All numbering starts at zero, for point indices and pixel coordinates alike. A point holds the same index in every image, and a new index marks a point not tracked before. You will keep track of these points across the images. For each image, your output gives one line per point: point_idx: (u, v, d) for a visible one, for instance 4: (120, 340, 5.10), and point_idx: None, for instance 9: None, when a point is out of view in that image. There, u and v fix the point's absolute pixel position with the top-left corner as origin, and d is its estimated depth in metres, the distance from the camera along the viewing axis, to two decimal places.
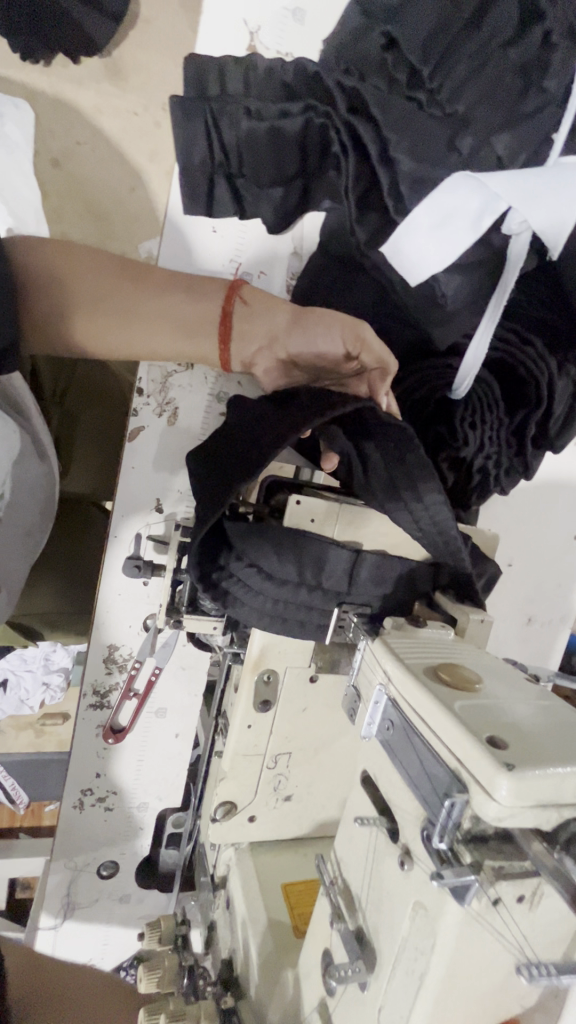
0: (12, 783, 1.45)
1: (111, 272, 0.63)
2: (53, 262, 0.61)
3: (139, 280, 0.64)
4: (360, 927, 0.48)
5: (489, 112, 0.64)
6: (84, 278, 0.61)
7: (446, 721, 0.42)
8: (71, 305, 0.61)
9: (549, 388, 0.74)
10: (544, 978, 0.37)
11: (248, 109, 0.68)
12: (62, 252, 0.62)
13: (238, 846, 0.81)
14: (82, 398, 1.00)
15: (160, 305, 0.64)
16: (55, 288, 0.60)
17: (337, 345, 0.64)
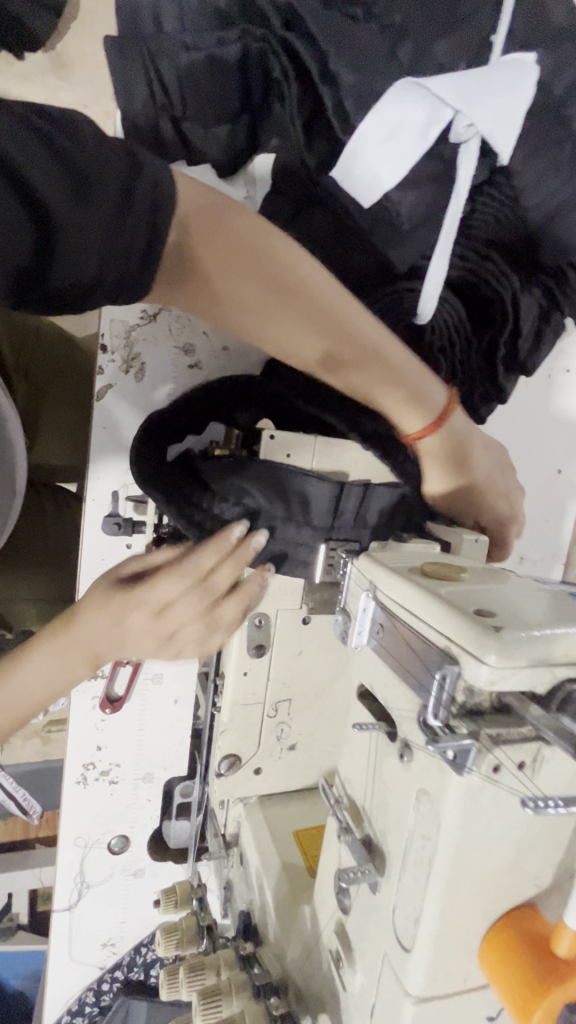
0: (23, 793, 1.42)
1: (280, 275, 0.50)
2: (207, 230, 0.46)
3: (303, 294, 0.51)
4: (368, 835, 0.47)
5: (425, 21, 0.62)
6: (238, 266, 0.48)
7: (432, 603, 0.42)
8: (201, 285, 0.49)
9: (514, 305, 0.75)
10: (550, 808, 0.34)
11: (186, 44, 0.67)
12: (219, 219, 0.47)
13: (246, 801, 0.80)
14: (48, 370, 0.98)
15: (308, 330, 0.53)
16: (222, 270, 0.48)
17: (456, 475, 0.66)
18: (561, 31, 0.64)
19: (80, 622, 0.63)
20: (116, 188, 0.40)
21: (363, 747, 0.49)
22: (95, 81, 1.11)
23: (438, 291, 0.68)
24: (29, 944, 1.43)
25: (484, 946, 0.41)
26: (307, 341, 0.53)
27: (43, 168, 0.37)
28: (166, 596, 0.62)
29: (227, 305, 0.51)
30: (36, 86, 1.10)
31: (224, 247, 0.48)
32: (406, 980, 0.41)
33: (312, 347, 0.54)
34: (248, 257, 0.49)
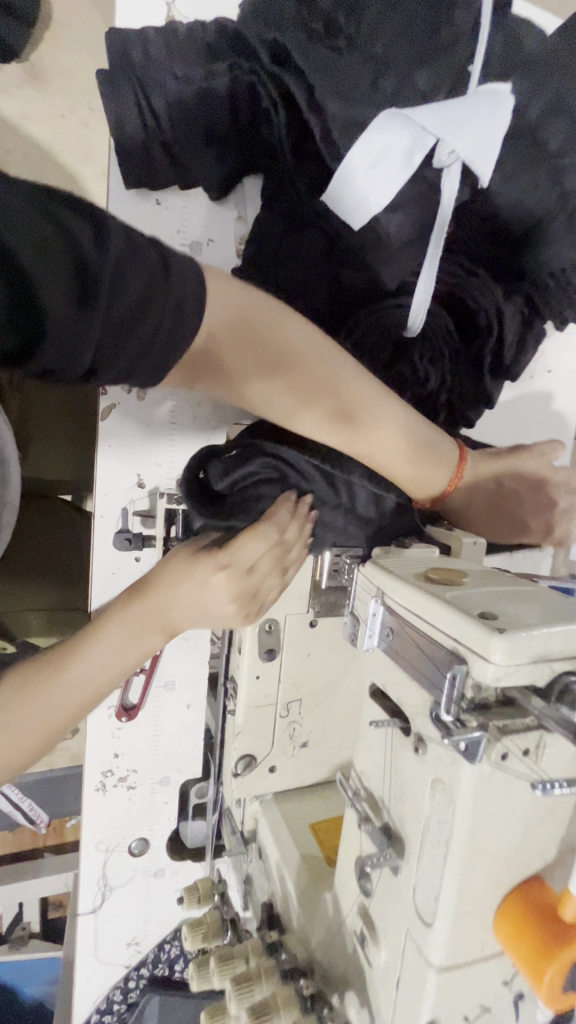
0: (30, 803, 1.44)
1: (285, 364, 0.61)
2: (229, 331, 0.58)
3: (304, 368, 0.62)
4: (387, 823, 0.51)
5: (405, 51, 0.66)
6: (251, 359, 0.60)
7: (439, 608, 0.45)
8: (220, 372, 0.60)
9: (498, 314, 0.78)
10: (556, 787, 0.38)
11: (176, 76, 0.70)
12: (234, 323, 0.58)
13: (263, 799, 0.83)
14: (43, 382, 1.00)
15: (312, 402, 0.63)
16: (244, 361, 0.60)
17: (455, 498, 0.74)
18: (534, 58, 0.68)
19: (152, 589, 0.66)
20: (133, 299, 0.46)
21: (379, 744, 0.53)
22: (73, 95, 1.12)
23: (427, 303, 0.72)
24: (43, 950, 1.46)
25: (498, 917, 0.45)
26: (312, 411, 0.64)
27: (51, 263, 0.41)
28: (253, 556, 0.64)
29: (250, 387, 0.62)
30: (14, 102, 1.10)
31: (244, 342, 0.59)
32: (428, 952, 0.45)
33: (316, 415, 0.65)
34: (261, 348, 0.60)
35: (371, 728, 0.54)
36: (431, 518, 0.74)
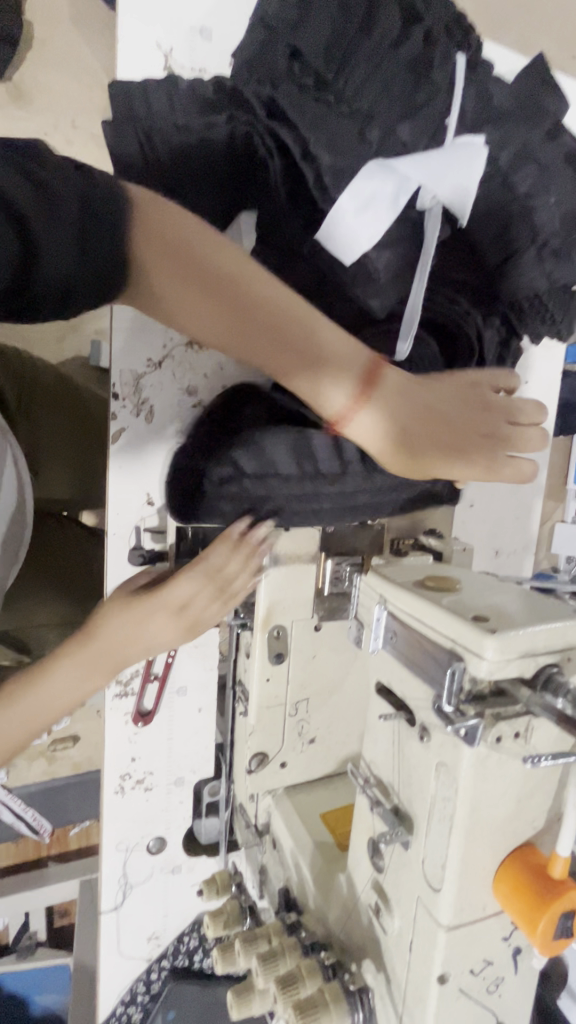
0: (33, 813, 1.47)
1: (222, 283, 0.56)
2: (157, 239, 0.52)
3: (245, 294, 0.57)
4: (396, 804, 0.57)
5: (388, 105, 0.72)
6: (182, 275, 0.54)
7: (438, 612, 0.52)
8: (151, 291, 0.54)
9: (479, 337, 0.84)
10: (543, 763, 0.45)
11: (178, 125, 0.76)
12: (163, 232, 0.53)
13: (275, 792, 0.89)
14: (50, 407, 1.05)
15: (258, 331, 0.58)
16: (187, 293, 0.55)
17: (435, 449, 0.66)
18: (501, 114, 0.76)
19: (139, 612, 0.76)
20: (77, 207, 0.46)
21: (388, 735, 0.59)
22: None
23: (414, 324, 0.76)
24: (52, 956, 1.49)
25: (497, 880, 0.51)
26: (256, 342, 0.58)
27: (12, 181, 0.44)
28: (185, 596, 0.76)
29: (185, 310, 0.56)
30: None
31: (174, 256, 0.53)
32: (438, 913, 0.52)
33: (261, 346, 0.58)
34: (209, 278, 0.55)
35: (379, 721, 0.60)
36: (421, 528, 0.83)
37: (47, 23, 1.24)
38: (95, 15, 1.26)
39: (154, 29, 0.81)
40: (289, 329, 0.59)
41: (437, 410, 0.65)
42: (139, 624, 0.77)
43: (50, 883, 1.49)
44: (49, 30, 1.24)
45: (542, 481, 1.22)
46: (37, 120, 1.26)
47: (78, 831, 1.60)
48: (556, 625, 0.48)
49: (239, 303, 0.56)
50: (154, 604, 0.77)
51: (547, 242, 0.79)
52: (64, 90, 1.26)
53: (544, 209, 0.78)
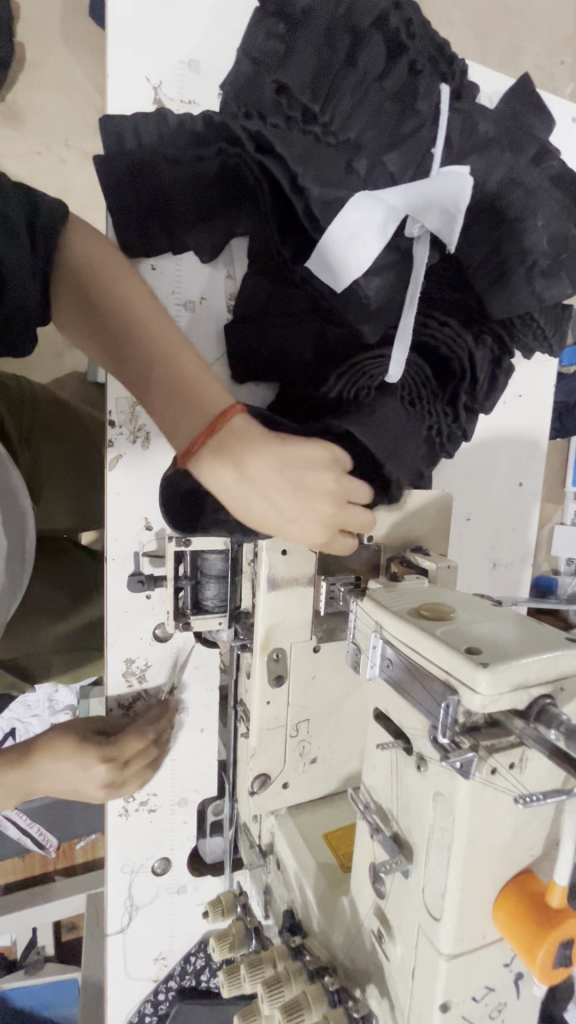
0: (38, 829, 1.49)
1: (137, 328, 0.63)
2: (91, 269, 0.63)
3: (159, 346, 0.63)
4: (396, 832, 0.58)
5: (375, 136, 0.74)
6: (104, 305, 0.63)
7: (431, 643, 0.53)
8: (76, 308, 0.64)
9: (471, 359, 0.84)
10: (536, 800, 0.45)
11: (168, 158, 0.77)
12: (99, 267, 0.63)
13: (277, 812, 0.90)
14: (48, 433, 1.06)
15: (158, 378, 0.63)
16: (77, 314, 0.64)
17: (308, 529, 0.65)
18: (486, 142, 0.77)
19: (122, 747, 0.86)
20: (25, 225, 0.58)
21: (387, 763, 0.59)
22: None
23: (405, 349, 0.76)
24: (59, 973, 1.50)
25: (497, 907, 0.52)
26: (156, 386, 0.64)
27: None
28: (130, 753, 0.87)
29: (99, 333, 0.64)
30: None
31: (100, 286, 0.63)
32: (439, 942, 0.52)
33: (156, 393, 0.64)
34: (101, 298, 0.63)
35: (378, 748, 0.60)
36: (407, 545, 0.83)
37: (38, 46, 1.25)
38: (86, 38, 1.27)
39: (143, 62, 0.82)
40: (163, 363, 0.63)
41: (259, 495, 0.62)
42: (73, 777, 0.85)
43: (57, 899, 1.50)
44: (40, 52, 1.25)
45: (539, 492, 1.22)
46: (29, 142, 1.27)
47: (83, 847, 1.60)
48: (548, 655, 0.49)
49: (147, 350, 0.63)
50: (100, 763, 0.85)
51: (535, 263, 0.80)
52: (56, 112, 1.28)
53: (532, 232, 0.79)
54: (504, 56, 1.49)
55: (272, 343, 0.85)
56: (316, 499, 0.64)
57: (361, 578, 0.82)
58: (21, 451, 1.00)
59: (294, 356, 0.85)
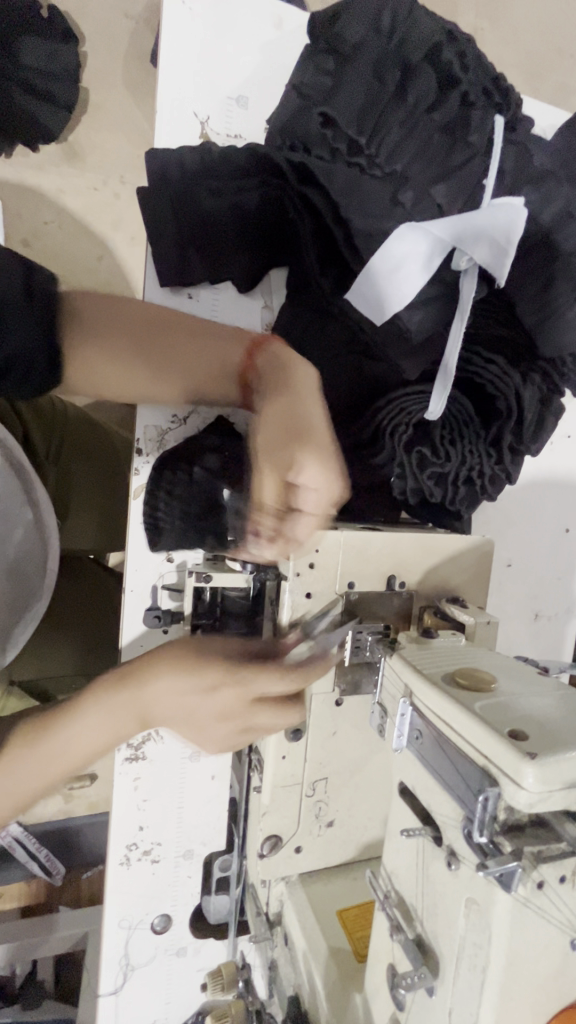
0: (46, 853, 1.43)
1: (160, 320, 0.68)
2: (89, 301, 0.66)
3: (179, 321, 0.69)
4: (420, 935, 0.50)
5: (422, 168, 0.71)
6: (118, 321, 0.66)
7: (468, 721, 0.46)
8: (95, 339, 0.66)
9: (518, 398, 0.78)
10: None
11: (211, 188, 0.77)
12: (96, 295, 0.66)
13: (288, 878, 0.82)
14: (78, 453, 1.05)
15: (195, 350, 0.70)
16: (98, 337, 0.66)
17: (322, 468, 0.64)
18: (540, 175, 0.73)
19: (259, 679, 0.68)
20: (21, 281, 0.61)
21: (413, 855, 0.52)
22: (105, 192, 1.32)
23: (447, 388, 0.74)
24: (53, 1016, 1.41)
25: None
26: (198, 359, 0.71)
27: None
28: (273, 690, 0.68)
29: (125, 347, 0.67)
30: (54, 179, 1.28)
31: (106, 307, 0.66)
32: None
33: (200, 365, 0.71)
34: (111, 329, 0.66)
35: (401, 834, 0.53)
36: (444, 596, 0.79)
37: (100, 86, 1.30)
38: (146, 79, 1.32)
39: (192, 99, 0.82)
40: (195, 338, 0.69)
41: (296, 406, 0.66)
42: (198, 694, 0.68)
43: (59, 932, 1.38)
44: (100, 90, 1.30)
45: None
46: (86, 176, 1.31)
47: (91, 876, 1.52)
48: None
49: (175, 332, 0.68)
50: (224, 673, 0.68)
51: None
52: (113, 147, 1.32)
53: None
54: (558, 95, 1.47)
55: None
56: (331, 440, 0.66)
57: (390, 627, 0.76)
58: (49, 470, 1.00)
59: (330, 391, 0.82)
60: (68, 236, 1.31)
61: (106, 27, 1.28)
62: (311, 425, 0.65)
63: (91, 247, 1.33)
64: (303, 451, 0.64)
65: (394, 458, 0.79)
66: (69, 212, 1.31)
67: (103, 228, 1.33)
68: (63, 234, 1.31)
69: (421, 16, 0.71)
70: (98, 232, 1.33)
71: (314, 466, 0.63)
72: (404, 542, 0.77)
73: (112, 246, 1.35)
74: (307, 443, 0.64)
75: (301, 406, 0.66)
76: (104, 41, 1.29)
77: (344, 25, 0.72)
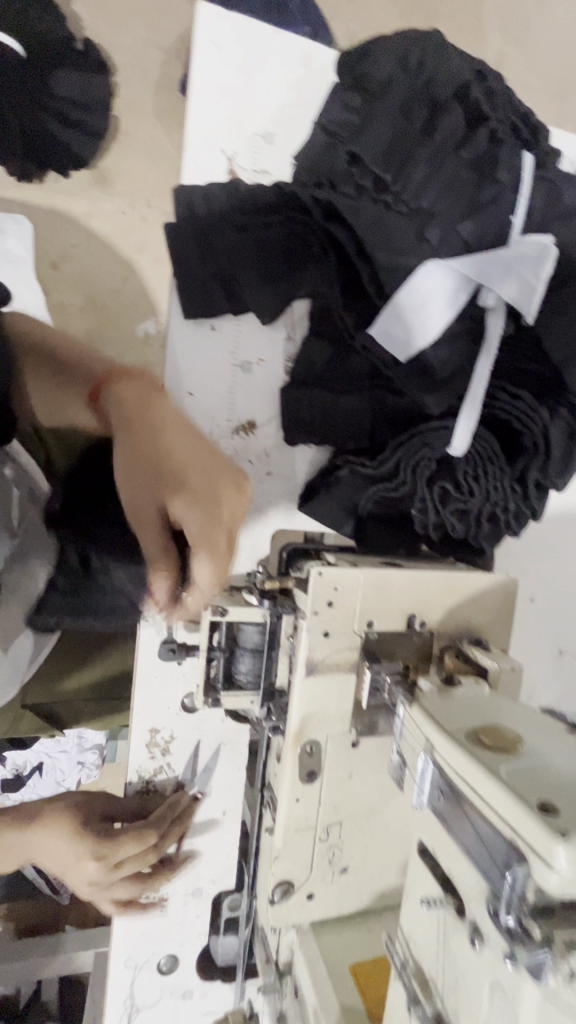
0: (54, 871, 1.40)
1: (83, 368, 0.81)
2: (43, 348, 0.82)
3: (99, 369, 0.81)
4: (440, 1012, 0.49)
5: (449, 204, 0.70)
6: (59, 362, 0.82)
7: (495, 788, 0.43)
8: (42, 379, 0.82)
9: (546, 435, 0.76)
10: None
11: (235, 224, 0.78)
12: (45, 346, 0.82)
13: (299, 927, 0.80)
14: None
15: (106, 397, 0.78)
16: (46, 381, 0.82)
17: (197, 528, 0.71)
18: (571, 211, 0.71)
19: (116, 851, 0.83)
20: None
21: (436, 928, 0.51)
22: (122, 222, 1.34)
23: (471, 425, 0.72)
24: None
25: None
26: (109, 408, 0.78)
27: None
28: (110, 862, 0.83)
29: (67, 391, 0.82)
30: (80, 202, 1.31)
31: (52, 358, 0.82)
32: None
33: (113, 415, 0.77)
34: (53, 368, 0.82)
35: (421, 903, 0.51)
36: (466, 637, 0.77)
37: (130, 115, 1.32)
38: (174, 109, 1.34)
39: (220, 136, 0.84)
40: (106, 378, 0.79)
41: (170, 473, 0.72)
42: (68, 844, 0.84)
43: (65, 953, 1.33)
44: (130, 120, 1.33)
45: None
46: (113, 200, 1.34)
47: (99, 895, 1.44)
48: None
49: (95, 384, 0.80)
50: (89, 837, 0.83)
51: None
52: (139, 173, 1.34)
53: None
54: None
55: (327, 407, 0.83)
56: (206, 483, 0.73)
57: (409, 667, 0.74)
58: None
59: (351, 423, 0.82)
60: (94, 258, 1.33)
61: (136, 59, 1.31)
62: (183, 480, 0.72)
63: (117, 270, 1.35)
64: (161, 488, 0.72)
65: (414, 488, 0.79)
66: (96, 236, 1.34)
67: (129, 252, 1.35)
68: (90, 256, 1.34)
69: (450, 56, 0.71)
70: (124, 256, 1.35)
71: (190, 517, 0.71)
72: (425, 582, 0.75)
73: (137, 270, 1.37)
74: (176, 502, 0.71)
75: (175, 472, 0.72)
76: (135, 72, 1.32)
77: (372, 64, 0.72)
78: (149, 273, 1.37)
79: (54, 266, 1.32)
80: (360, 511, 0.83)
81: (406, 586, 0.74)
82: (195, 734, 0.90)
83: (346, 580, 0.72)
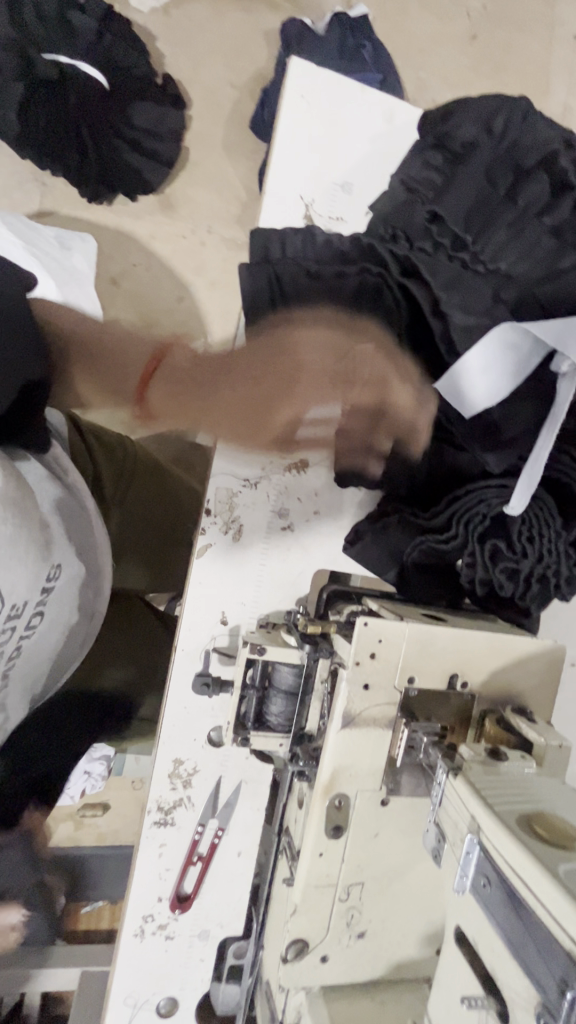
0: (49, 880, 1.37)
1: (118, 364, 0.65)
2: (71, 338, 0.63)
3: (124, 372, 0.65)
4: None
5: (527, 268, 0.71)
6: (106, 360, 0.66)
7: (555, 893, 0.41)
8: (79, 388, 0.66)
9: None
10: None
11: (308, 269, 0.79)
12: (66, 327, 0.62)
13: (309, 989, 0.77)
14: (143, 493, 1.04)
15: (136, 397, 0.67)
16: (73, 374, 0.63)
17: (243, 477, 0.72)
18: None
19: None
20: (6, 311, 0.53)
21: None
22: (184, 247, 1.38)
23: (530, 489, 0.71)
24: None
25: None
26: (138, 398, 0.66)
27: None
28: None
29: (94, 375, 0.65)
30: (145, 224, 1.37)
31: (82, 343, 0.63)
32: None
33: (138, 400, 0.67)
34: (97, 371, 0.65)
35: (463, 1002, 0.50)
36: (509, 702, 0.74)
37: (204, 148, 1.38)
38: (245, 144, 1.39)
39: (299, 182, 0.86)
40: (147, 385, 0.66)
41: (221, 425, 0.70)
42: None
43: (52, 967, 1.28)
44: (203, 151, 1.38)
45: None
46: (178, 226, 1.38)
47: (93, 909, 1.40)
48: None
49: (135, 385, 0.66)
50: None
51: None
52: (205, 202, 1.39)
53: None
54: None
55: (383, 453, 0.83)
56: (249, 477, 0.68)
57: (447, 730, 0.72)
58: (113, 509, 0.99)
59: (404, 472, 0.82)
60: (154, 279, 1.38)
61: (213, 95, 1.37)
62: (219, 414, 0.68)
63: (175, 291, 1.39)
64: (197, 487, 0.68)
65: (464, 541, 0.76)
66: (158, 257, 1.38)
67: (188, 275, 1.39)
68: (151, 277, 1.38)
69: (537, 122, 0.72)
70: (184, 279, 1.39)
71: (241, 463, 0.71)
72: (471, 641, 0.72)
73: (194, 293, 1.40)
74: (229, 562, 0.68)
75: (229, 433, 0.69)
76: (212, 108, 1.37)
77: (457, 126, 0.73)
78: (206, 297, 1.40)
79: (114, 281, 1.37)
80: (405, 562, 0.81)
81: (450, 642, 0.72)
82: (217, 768, 0.89)
83: (394, 632, 0.71)
